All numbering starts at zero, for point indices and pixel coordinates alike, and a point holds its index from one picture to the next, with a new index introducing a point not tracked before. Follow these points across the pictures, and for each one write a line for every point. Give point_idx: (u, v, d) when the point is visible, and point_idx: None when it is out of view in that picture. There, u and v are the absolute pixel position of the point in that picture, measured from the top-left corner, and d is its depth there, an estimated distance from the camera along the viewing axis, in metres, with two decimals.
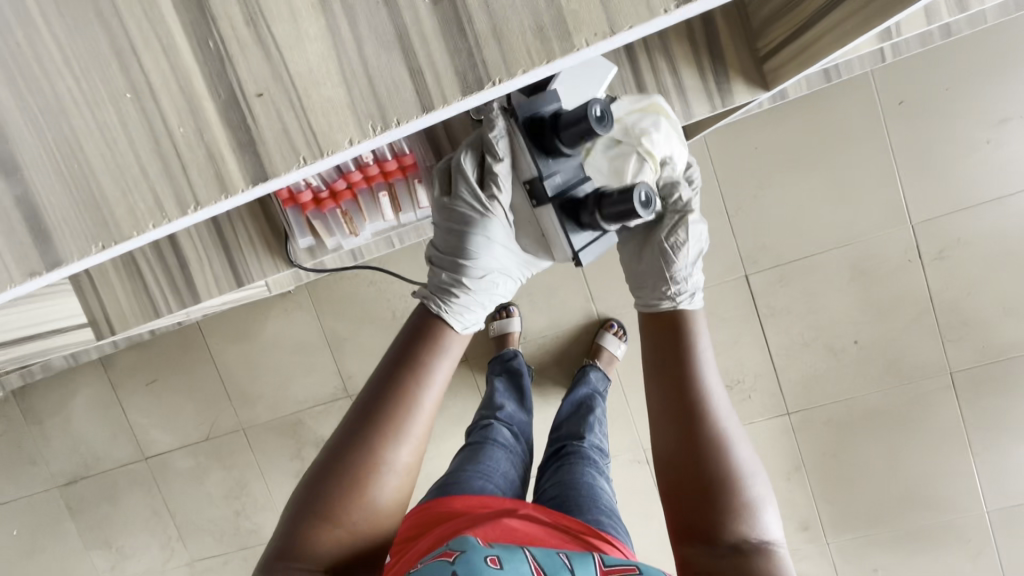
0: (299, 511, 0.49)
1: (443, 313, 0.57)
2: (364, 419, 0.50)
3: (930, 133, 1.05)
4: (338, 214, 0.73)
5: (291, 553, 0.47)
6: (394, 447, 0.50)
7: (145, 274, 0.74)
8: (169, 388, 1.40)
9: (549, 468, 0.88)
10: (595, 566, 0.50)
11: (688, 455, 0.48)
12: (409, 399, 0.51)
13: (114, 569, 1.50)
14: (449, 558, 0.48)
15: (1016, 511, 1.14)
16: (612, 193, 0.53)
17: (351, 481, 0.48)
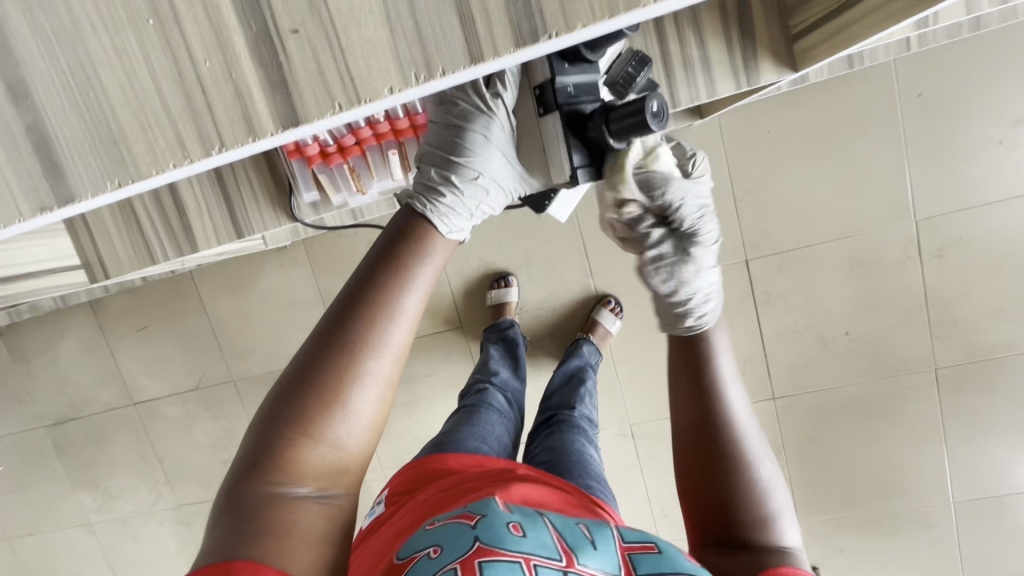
0: (270, 428, 0.44)
1: (429, 213, 0.52)
2: (338, 327, 0.46)
3: (944, 129, 1.04)
4: (345, 169, 0.72)
5: (262, 472, 0.43)
6: (373, 357, 0.46)
7: (140, 215, 0.72)
8: (160, 335, 1.39)
9: (540, 435, 0.90)
10: (614, 542, 0.51)
11: (703, 448, 0.50)
12: (389, 306, 0.47)
13: (101, 509, 1.52)
14: (471, 522, 0.49)
15: (981, 504, 1.19)
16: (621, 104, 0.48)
17: (326, 392, 0.44)
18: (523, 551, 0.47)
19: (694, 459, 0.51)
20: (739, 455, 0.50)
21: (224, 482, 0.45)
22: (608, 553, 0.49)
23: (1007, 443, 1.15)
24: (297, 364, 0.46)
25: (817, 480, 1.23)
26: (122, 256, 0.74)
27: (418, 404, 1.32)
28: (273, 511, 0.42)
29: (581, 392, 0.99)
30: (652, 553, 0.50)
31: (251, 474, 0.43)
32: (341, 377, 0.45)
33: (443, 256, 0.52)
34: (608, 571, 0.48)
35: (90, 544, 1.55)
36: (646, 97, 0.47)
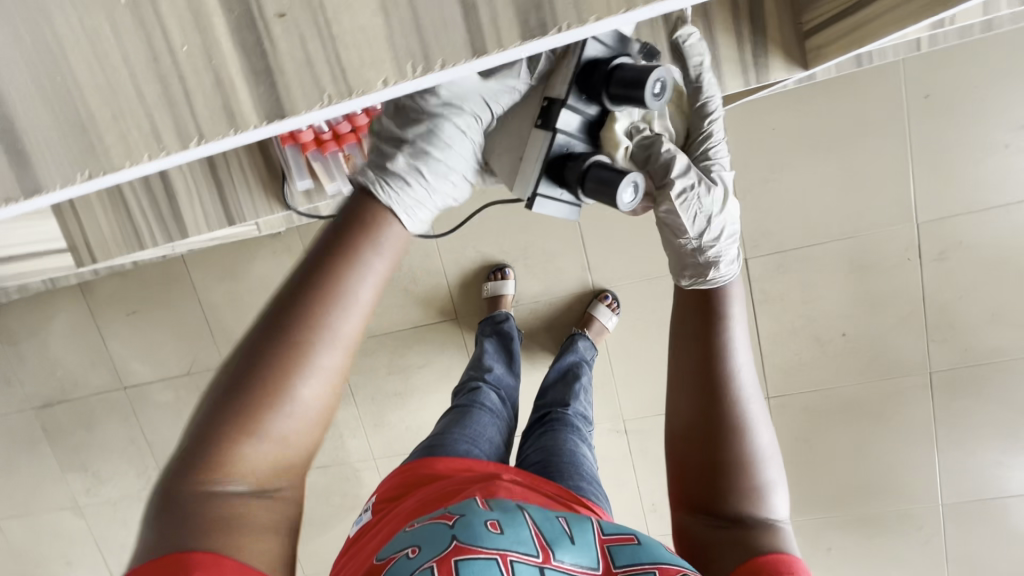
0: (206, 428, 0.43)
1: (384, 193, 0.48)
2: (279, 319, 0.44)
3: (950, 131, 1.03)
4: (340, 157, 0.70)
5: (197, 471, 0.42)
6: (317, 350, 0.44)
7: (129, 201, 0.70)
8: (151, 319, 1.37)
9: (533, 434, 0.89)
10: (594, 534, 0.51)
11: (703, 423, 0.50)
12: (332, 296, 0.44)
13: (90, 492, 1.51)
14: (450, 522, 0.50)
15: (969, 507, 1.19)
16: (605, 167, 0.48)
17: (264, 391, 0.42)
18: (500, 547, 0.47)
19: (694, 426, 0.50)
20: (742, 429, 0.49)
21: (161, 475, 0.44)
22: (586, 546, 0.49)
23: (998, 448, 1.15)
24: (234, 363, 0.44)
25: (808, 479, 1.23)
26: (110, 241, 0.72)
27: (411, 396, 1.31)
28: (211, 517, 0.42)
29: (575, 388, 0.98)
30: (630, 545, 0.50)
31: (185, 474, 0.42)
32: (279, 373, 0.43)
33: (398, 247, 0.48)
34: (585, 565, 0.48)
35: (79, 527, 1.54)
36: (628, 173, 0.48)
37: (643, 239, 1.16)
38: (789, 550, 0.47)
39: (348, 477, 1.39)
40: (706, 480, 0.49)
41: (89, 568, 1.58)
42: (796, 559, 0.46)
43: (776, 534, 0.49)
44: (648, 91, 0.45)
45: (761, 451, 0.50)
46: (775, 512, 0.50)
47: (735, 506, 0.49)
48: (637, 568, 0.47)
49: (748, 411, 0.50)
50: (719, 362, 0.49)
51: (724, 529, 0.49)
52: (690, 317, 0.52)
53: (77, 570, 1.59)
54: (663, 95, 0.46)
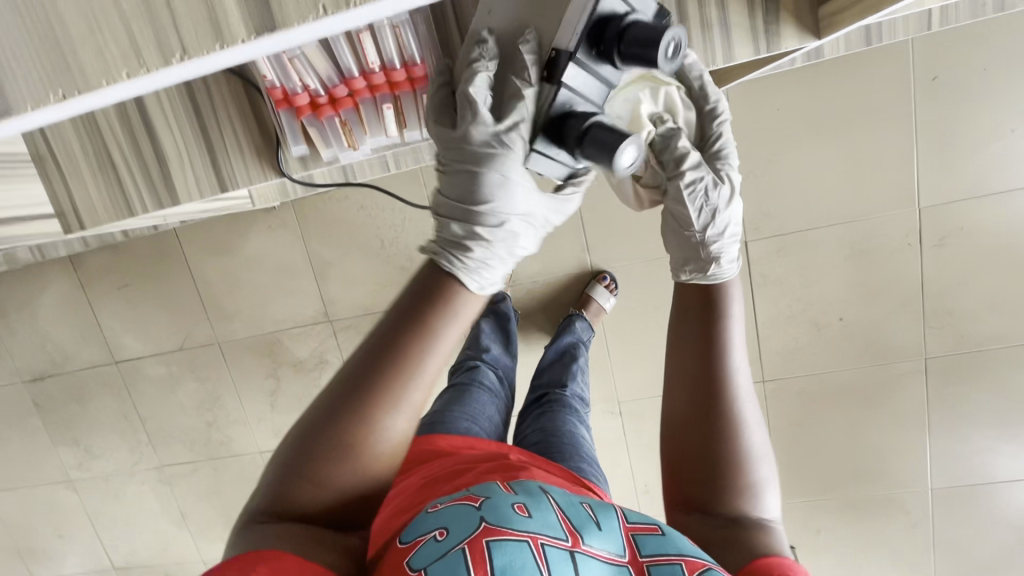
0: (283, 475, 0.43)
1: (463, 267, 0.46)
2: (358, 373, 0.43)
3: (957, 114, 1.01)
4: (336, 123, 0.67)
5: (267, 516, 0.43)
6: (395, 412, 0.43)
7: (119, 166, 0.69)
8: (143, 293, 1.35)
9: (531, 415, 0.89)
10: (617, 520, 0.51)
11: (703, 436, 0.51)
12: (410, 354, 0.43)
13: (82, 466, 1.50)
14: (475, 503, 0.48)
15: (958, 492, 1.21)
16: (604, 131, 0.45)
17: (343, 445, 0.42)
18: (530, 530, 0.46)
19: (697, 426, 0.51)
20: (738, 428, 0.50)
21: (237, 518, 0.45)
22: (611, 532, 0.49)
23: (989, 435, 1.16)
24: (313, 417, 0.43)
25: (800, 463, 1.24)
26: (100, 208, 0.71)
27: None
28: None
29: (573, 369, 0.98)
30: (655, 535, 0.49)
31: (267, 513, 0.43)
32: (358, 433, 0.42)
33: (472, 310, 0.46)
34: (612, 552, 0.47)
35: (72, 501, 1.54)
36: (626, 139, 0.45)
37: (643, 219, 1.15)
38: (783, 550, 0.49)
39: None
40: (706, 482, 0.50)
41: (82, 542, 1.58)
42: (788, 560, 0.47)
43: (769, 536, 0.50)
44: (656, 59, 0.42)
45: (754, 452, 0.51)
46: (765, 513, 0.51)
47: (730, 506, 0.50)
48: (662, 558, 0.46)
49: (744, 412, 0.51)
50: (715, 364, 0.51)
51: (722, 528, 0.50)
52: (688, 316, 0.53)
53: (70, 544, 1.59)
54: (677, 57, 0.43)
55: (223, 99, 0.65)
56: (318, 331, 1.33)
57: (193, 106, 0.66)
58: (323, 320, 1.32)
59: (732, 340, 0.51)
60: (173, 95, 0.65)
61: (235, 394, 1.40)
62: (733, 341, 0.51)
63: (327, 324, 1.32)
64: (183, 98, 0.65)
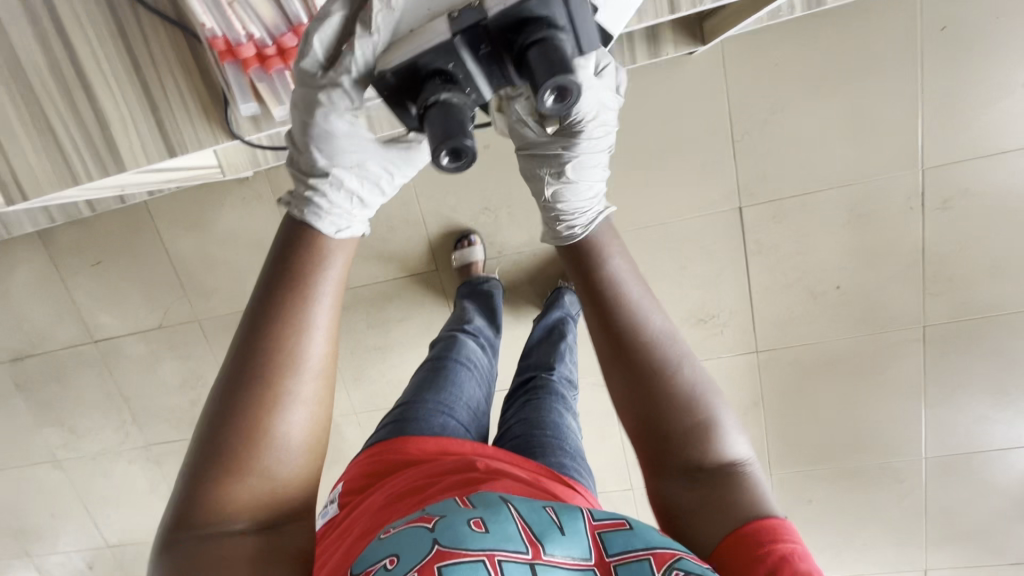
0: (192, 481, 0.43)
1: (309, 221, 0.48)
2: (246, 353, 0.45)
3: (967, 67, 0.95)
4: (288, 79, 0.60)
5: (189, 521, 0.42)
6: (294, 379, 0.45)
7: (57, 131, 0.63)
8: (117, 270, 1.31)
9: (517, 402, 0.86)
10: (584, 523, 0.47)
11: (635, 398, 0.49)
12: (297, 320, 0.45)
13: (68, 446, 1.49)
14: (429, 524, 0.45)
15: (953, 461, 1.19)
16: (456, 120, 0.40)
17: (244, 425, 0.43)
18: (486, 548, 0.43)
19: (634, 390, 0.49)
20: (666, 376, 0.49)
21: (156, 538, 0.44)
22: (576, 535, 0.46)
23: (985, 403, 1.14)
24: (213, 410, 0.44)
25: (793, 434, 1.22)
26: (41, 177, 0.65)
27: (392, 349, 1.28)
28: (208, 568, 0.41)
29: (561, 350, 0.97)
30: (623, 530, 0.46)
31: (182, 524, 0.42)
32: (255, 409, 0.44)
33: (346, 257, 0.49)
34: (576, 556, 0.44)
35: (61, 481, 1.53)
36: (470, 137, 0.40)
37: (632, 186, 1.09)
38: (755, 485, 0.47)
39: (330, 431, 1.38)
40: (661, 451, 0.48)
41: (74, 521, 1.58)
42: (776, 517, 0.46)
43: (739, 481, 0.47)
44: (542, 91, 0.39)
45: (696, 394, 0.49)
46: (732, 454, 0.49)
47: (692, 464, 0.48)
48: (631, 556, 0.44)
49: (669, 359, 0.49)
50: (626, 327, 0.49)
51: (693, 489, 0.47)
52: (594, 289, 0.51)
53: (62, 522, 1.58)
54: (559, 106, 0.41)
55: (164, 55, 0.60)
56: None
57: (132, 63, 0.60)
58: None
59: (637, 299, 0.50)
60: (111, 51, 0.60)
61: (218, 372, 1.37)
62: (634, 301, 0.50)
63: None
64: (121, 54, 0.60)
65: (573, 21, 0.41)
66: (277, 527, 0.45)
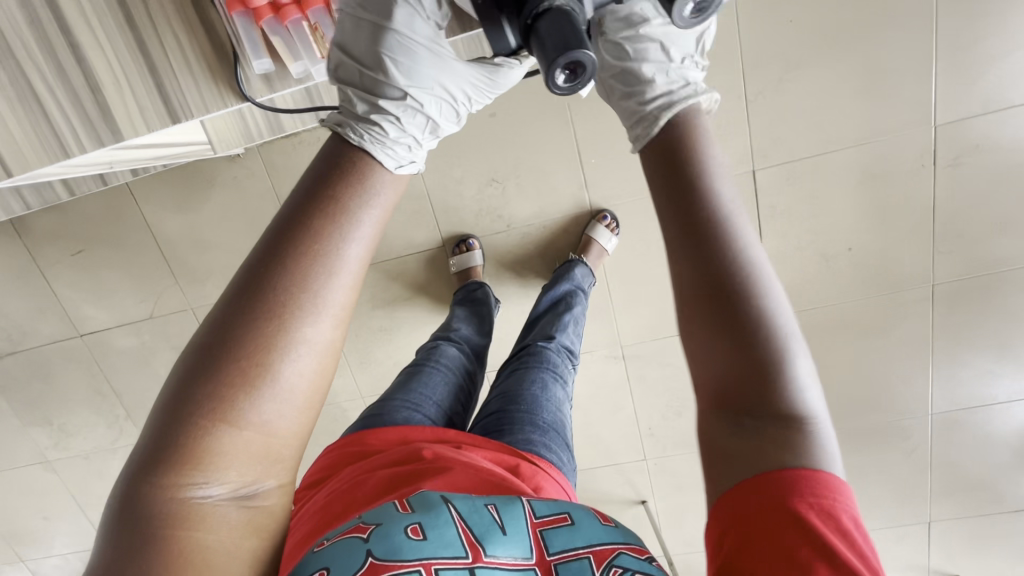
0: (168, 421, 0.37)
1: (368, 147, 0.44)
2: (254, 286, 0.39)
3: (983, 18, 0.93)
4: (305, 28, 0.61)
5: (163, 469, 0.36)
6: (306, 326, 0.39)
7: (42, 97, 0.58)
8: (101, 258, 1.23)
9: (508, 369, 0.88)
10: (524, 518, 0.47)
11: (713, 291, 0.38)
12: (323, 255, 0.39)
13: (58, 446, 1.42)
14: (363, 535, 0.44)
15: (957, 417, 1.22)
16: (568, 29, 0.41)
17: (244, 369, 0.37)
18: (423, 558, 0.42)
19: (709, 297, 0.38)
20: (751, 297, 0.38)
21: (117, 479, 0.37)
22: (518, 535, 0.45)
23: (990, 360, 1.16)
24: (204, 341, 0.38)
25: None
26: (26, 150, 0.60)
27: (398, 330, 1.24)
28: (181, 532, 0.36)
29: (565, 320, 0.96)
30: (564, 527, 0.46)
31: (152, 473, 0.36)
32: (260, 351, 0.38)
33: (395, 194, 0.44)
34: (517, 557, 0.44)
35: (52, 481, 1.47)
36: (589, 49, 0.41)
37: None
38: (818, 445, 0.36)
39: (335, 416, 1.35)
40: (720, 381, 0.37)
41: (69, 521, 1.52)
42: (830, 475, 0.36)
43: (805, 428, 0.36)
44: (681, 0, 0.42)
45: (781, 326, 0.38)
46: (806, 400, 0.37)
47: (758, 400, 0.36)
48: (570, 554, 0.44)
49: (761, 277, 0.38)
50: (711, 224, 0.39)
51: (741, 436, 0.36)
52: (667, 166, 0.42)
53: (55, 524, 1.53)
54: (694, 17, 0.43)
55: (163, 9, 0.58)
56: None
57: (128, 20, 0.57)
58: None
59: (724, 203, 0.40)
60: (103, 6, 0.56)
61: None
62: (727, 196, 0.40)
63: None
64: (113, 10, 0.57)
65: None
66: (259, 496, 0.39)
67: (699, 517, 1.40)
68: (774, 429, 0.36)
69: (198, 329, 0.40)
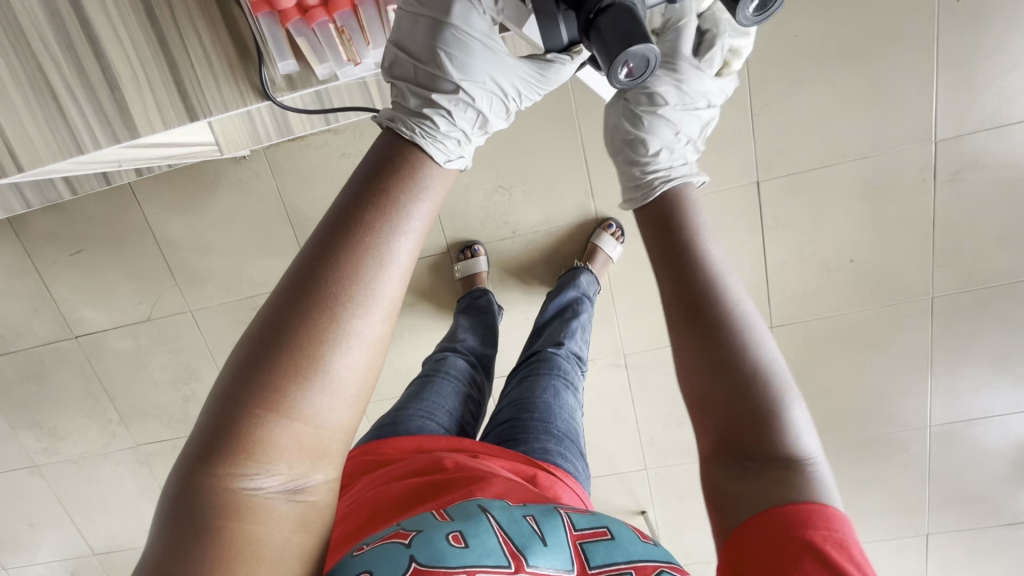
0: (222, 415, 0.36)
1: (419, 141, 0.44)
2: (307, 279, 0.39)
3: (982, 39, 0.96)
4: (332, 31, 0.61)
5: (218, 461, 0.35)
6: (359, 318, 0.39)
7: (59, 92, 0.58)
8: (100, 259, 1.21)
9: (519, 375, 0.88)
10: (565, 531, 0.46)
11: (708, 354, 0.43)
12: (374, 248, 0.39)
13: (48, 450, 1.39)
14: (404, 540, 0.43)
15: (956, 428, 1.23)
16: (631, 24, 0.41)
17: (298, 360, 0.37)
18: (466, 564, 0.41)
19: (710, 357, 0.43)
20: (744, 354, 0.42)
21: (169, 474, 0.37)
22: (558, 546, 0.44)
23: (987, 372, 1.17)
24: (258, 333, 0.38)
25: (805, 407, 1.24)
26: (40, 145, 0.60)
27: (400, 335, 1.23)
28: (234, 526, 0.35)
29: (573, 326, 0.96)
30: (605, 540, 0.46)
31: (208, 465, 0.35)
32: (312, 342, 0.37)
33: (440, 191, 0.44)
34: (560, 568, 0.43)
35: (40, 487, 1.43)
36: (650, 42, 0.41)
37: None
38: (817, 491, 0.40)
39: None
40: (727, 430, 0.41)
41: (56, 529, 1.48)
42: (831, 512, 0.39)
43: (801, 472, 0.40)
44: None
45: (777, 380, 0.42)
46: (803, 445, 0.41)
47: (761, 446, 0.40)
48: (612, 568, 0.43)
49: (753, 334, 0.43)
50: (705, 287, 0.44)
51: (748, 479, 0.40)
52: (661, 236, 0.48)
53: (41, 532, 1.48)
54: (760, 13, 0.44)
55: (185, 5, 0.57)
56: None
57: (151, 19, 0.57)
58: None
59: (716, 266, 0.45)
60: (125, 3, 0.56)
61: (213, 365, 1.30)
62: (717, 262, 0.46)
63: None
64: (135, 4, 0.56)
65: None
66: (310, 489, 0.39)
67: (699, 529, 1.39)
68: (777, 469, 0.40)
69: (250, 323, 0.39)
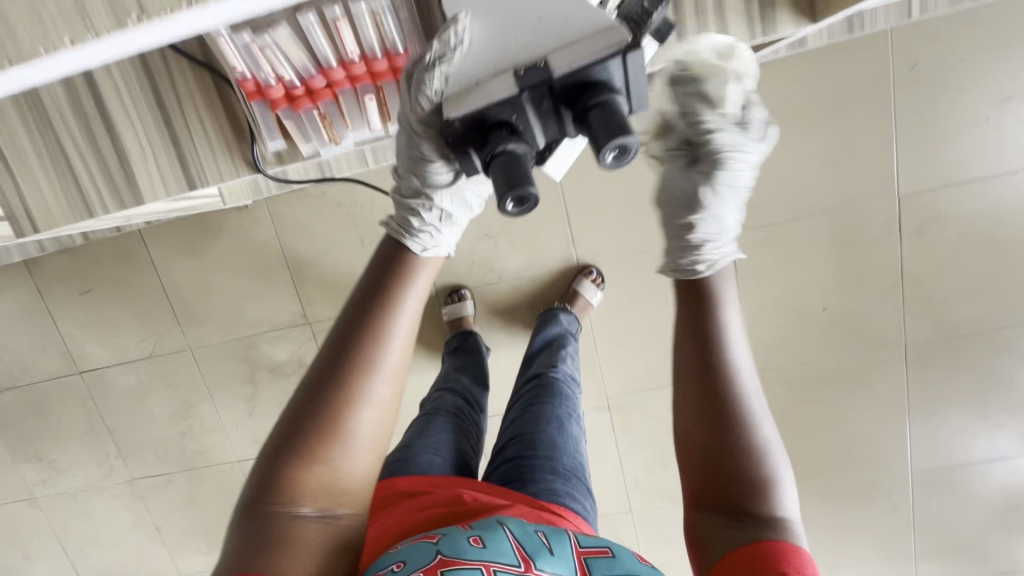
0: (270, 464, 0.46)
1: (405, 238, 0.53)
2: (333, 352, 0.48)
3: (936, 104, 1.02)
4: (315, 116, 0.68)
5: (268, 498, 0.45)
6: (370, 378, 0.48)
7: (74, 162, 0.66)
8: (107, 298, 1.28)
9: (521, 404, 0.90)
10: (571, 546, 0.51)
11: (710, 423, 0.46)
12: (381, 326, 0.48)
13: (46, 483, 1.42)
14: (433, 539, 0.50)
15: (939, 474, 1.23)
16: (514, 171, 0.44)
17: (324, 417, 0.46)
18: (484, 559, 0.47)
19: (708, 426, 0.46)
20: (746, 429, 0.46)
21: (234, 509, 0.47)
22: (564, 557, 0.50)
23: (965, 418, 1.19)
24: (297, 398, 0.48)
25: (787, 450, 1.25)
26: (55, 209, 0.68)
27: None
28: (276, 553, 0.43)
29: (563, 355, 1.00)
30: (604, 558, 0.50)
31: (263, 496, 0.45)
32: (334, 403, 0.46)
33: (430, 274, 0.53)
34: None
35: (37, 520, 1.46)
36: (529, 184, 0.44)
37: (626, 214, 1.14)
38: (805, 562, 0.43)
39: None
40: (720, 495, 0.45)
41: (49, 562, 1.50)
42: None
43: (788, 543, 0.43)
44: (603, 151, 0.44)
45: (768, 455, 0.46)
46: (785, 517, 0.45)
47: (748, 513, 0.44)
48: None
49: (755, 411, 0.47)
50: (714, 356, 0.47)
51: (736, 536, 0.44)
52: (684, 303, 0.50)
53: (35, 564, 1.50)
54: (617, 161, 0.45)
55: (187, 87, 0.64)
56: (297, 333, 1.28)
57: (157, 102, 0.65)
58: (301, 322, 1.28)
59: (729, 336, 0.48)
60: (133, 87, 0.64)
61: (209, 402, 1.34)
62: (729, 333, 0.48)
63: (306, 327, 1.27)
64: (143, 88, 0.64)
65: (629, 80, 0.46)
66: (336, 521, 0.46)
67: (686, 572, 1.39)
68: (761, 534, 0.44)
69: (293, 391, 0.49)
